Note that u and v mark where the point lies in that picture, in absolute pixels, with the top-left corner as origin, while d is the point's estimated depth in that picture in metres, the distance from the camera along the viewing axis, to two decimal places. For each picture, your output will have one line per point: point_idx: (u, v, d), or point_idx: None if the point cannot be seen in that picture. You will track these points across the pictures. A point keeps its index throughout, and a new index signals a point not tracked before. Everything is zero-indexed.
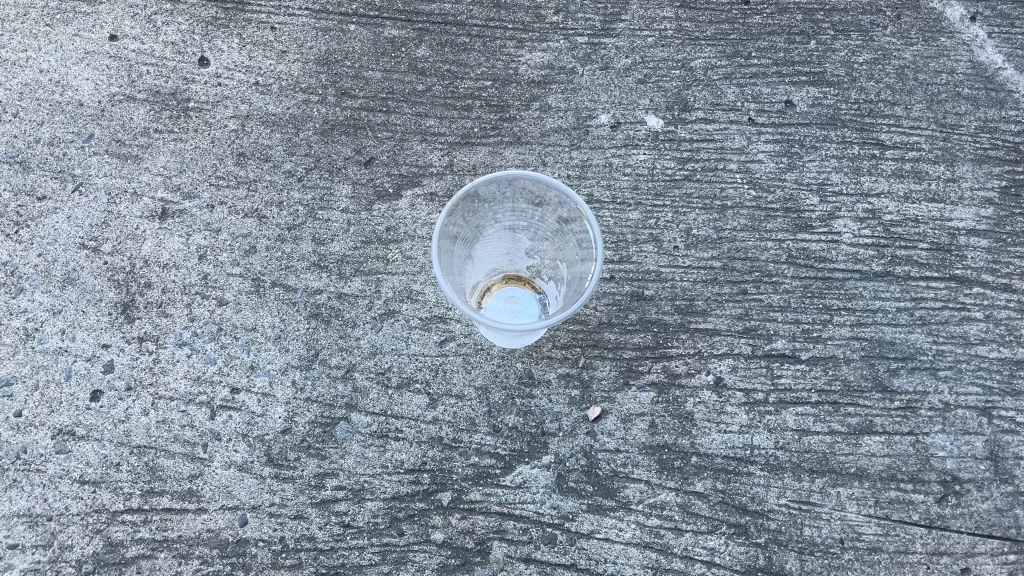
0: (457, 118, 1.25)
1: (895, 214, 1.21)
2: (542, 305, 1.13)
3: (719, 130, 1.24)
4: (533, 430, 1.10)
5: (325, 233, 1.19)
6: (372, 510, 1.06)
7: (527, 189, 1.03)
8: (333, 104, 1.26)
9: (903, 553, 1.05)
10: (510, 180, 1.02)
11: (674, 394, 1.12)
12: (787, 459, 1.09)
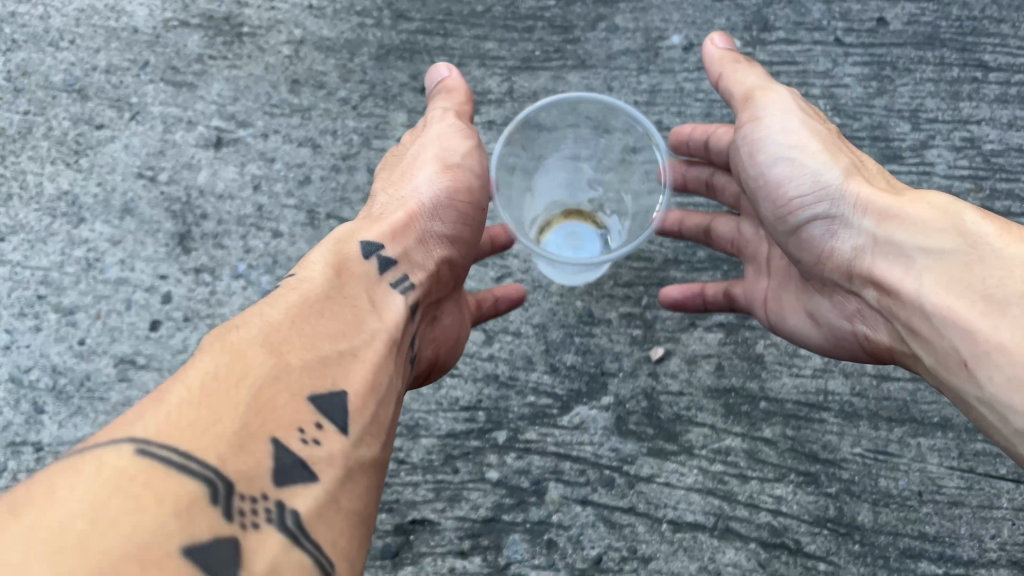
0: (518, 41, 1.18)
1: (997, 143, 1.10)
2: (603, 241, 1.04)
3: (802, 52, 1.14)
4: (592, 370, 1.06)
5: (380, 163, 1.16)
6: (427, 447, 1.04)
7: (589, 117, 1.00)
8: (389, 28, 1.21)
9: (987, 509, 0.98)
10: (573, 106, 0.99)
11: (743, 336, 1.06)
12: (863, 406, 1.02)
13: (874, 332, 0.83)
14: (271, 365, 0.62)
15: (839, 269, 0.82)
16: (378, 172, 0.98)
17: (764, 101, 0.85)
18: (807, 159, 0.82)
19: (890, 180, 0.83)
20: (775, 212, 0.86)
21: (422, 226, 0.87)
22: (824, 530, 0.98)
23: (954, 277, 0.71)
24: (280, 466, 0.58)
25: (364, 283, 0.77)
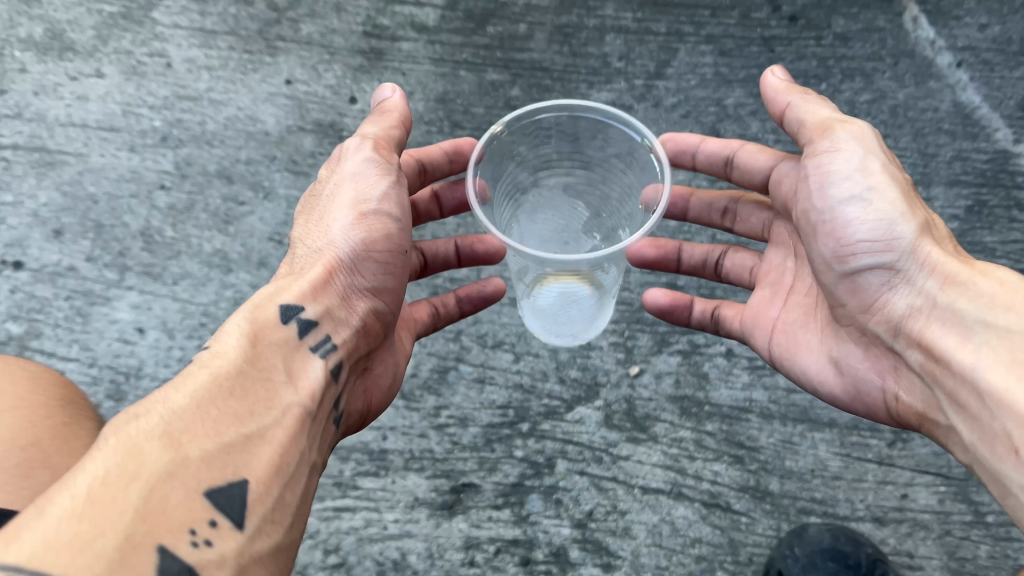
0: None
1: None
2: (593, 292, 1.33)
3: None
4: (589, 381, 1.52)
5: (442, 232, 1.63)
6: (473, 432, 1.50)
7: (562, 161, 1.28)
8: (448, 133, 1.66)
9: (858, 481, 1.42)
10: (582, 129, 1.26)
11: (695, 358, 1.52)
12: (776, 409, 1.47)
13: (913, 384, 1.05)
14: (169, 462, 0.81)
15: (892, 316, 1.03)
16: (302, 212, 1.20)
17: (841, 138, 1.06)
18: (880, 208, 1.02)
19: (954, 248, 1.05)
20: (834, 249, 1.06)
21: (340, 277, 1.10)
22: (745, 493, 1.42)
23: (1012, 354, 0.91)
24: (163, 569, 0.76)
25: (285, 349, 1.01)
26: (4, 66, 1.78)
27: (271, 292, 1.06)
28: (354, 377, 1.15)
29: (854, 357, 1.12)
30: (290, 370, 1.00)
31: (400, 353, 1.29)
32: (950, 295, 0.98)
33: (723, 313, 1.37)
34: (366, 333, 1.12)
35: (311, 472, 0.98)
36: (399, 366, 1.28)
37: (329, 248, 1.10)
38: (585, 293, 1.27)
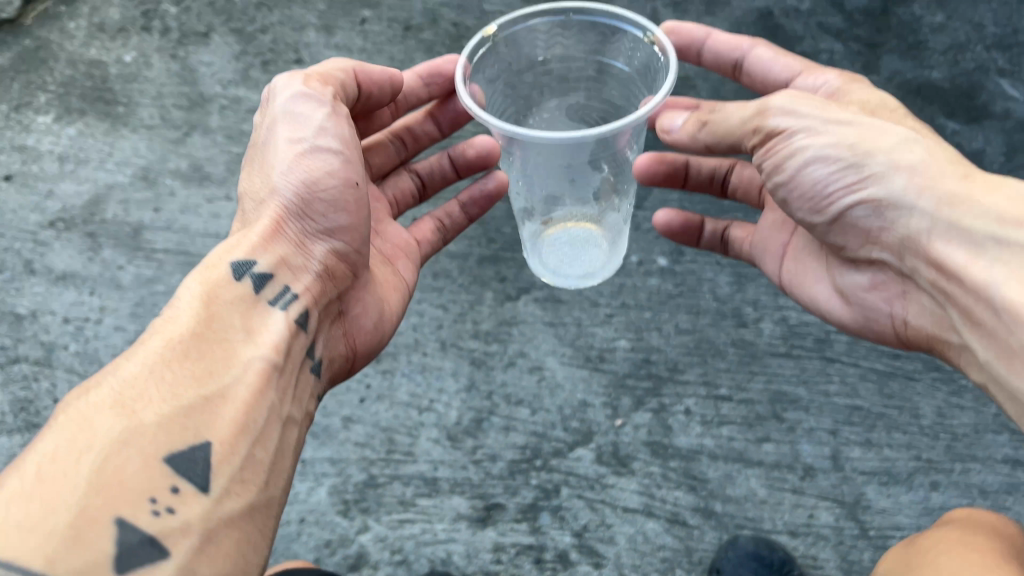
0: None
1: (799, 320, 2.13)
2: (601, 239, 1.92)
3: (698, 266, 2.23)
4: (585, 429, 2.05)
5: (479, 318, 2.23)
6: (501, 466, 2.03)
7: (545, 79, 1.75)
8: (485, 246, 2.34)
9: (779, 504, 1.94)
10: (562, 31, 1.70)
11: (663, 413, 2.06)
12: (721, 452, 2.00)
13: (927, 305, 1.43)
14: (118, 431, 1.07)
15: (903, 240, 1.37)
16: (247, 175, 1.52)
17: (792, 109, 1.39)
18: (848, 161, 1.37)
19: (951, 166, 1.34)
20: (814, 204, 1.44)
21: (292, 224, 1.43)
22: (698, 512, 1.95)
23: (1013, 266, 1.23)
24: (122, 523, 1.02)
25: (240, 305, 1.31)
26: (159, 192, 2.42)
27: (227, 252, 1.38)
28: (331, 322, 1.48)
29: (865, 289, 1.53)
30: (249, 324, 1.30)
31: (390, 286, 1.64)
32: (956, 218, 1.30)
33: (734, 232, 1.88)
34: (331, 266, 1.45)
35: (284, 423, 1.26)
36: (383, 306, 1.60)
37: (275, 207, 1.42)
38: (589, 231, 1.89)
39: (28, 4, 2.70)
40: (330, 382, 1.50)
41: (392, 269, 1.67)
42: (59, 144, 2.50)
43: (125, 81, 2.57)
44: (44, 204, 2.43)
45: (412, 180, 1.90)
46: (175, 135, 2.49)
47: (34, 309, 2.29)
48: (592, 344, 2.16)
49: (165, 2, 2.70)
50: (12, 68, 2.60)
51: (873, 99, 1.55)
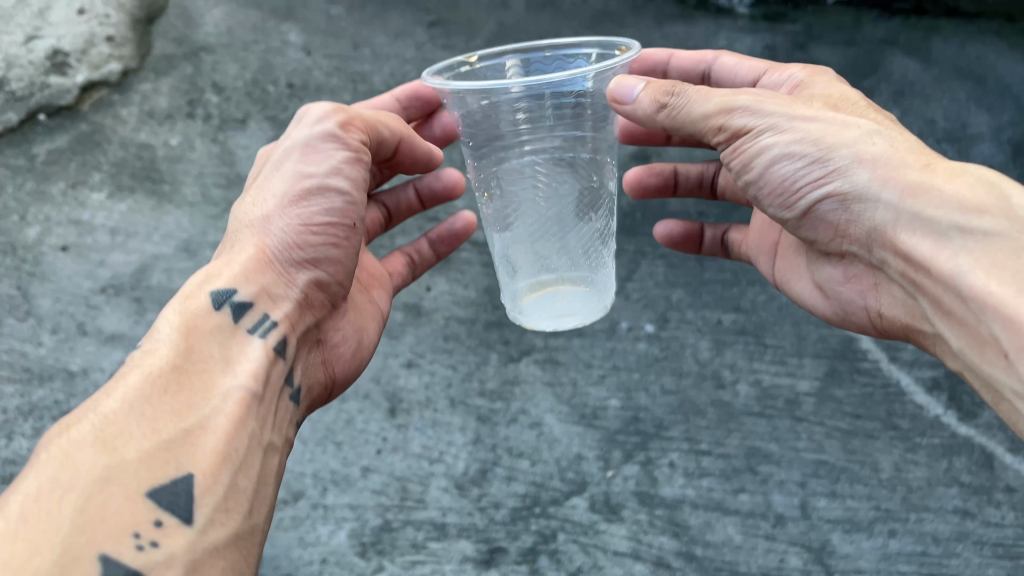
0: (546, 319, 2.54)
1: (771, 381, 2.37)
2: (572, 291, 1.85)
3: (681, 332, 2.47)
4: (580, 480, 2.28)
5: (484, 377, 2.46)
6: (503, 512, 2.25)
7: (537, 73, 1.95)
8: (491, 311, 2.56)
9: (753, 549, 2.16)
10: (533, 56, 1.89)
11: (650, 466, 2.28)
12: (702, 501, 2.23)
13: (898, 293, 1.65)
14: (103, 467, 1.18)
15: (872, 229, 1.56)
16: (251, 198, 1.69)
17: (756, 108, 1.59)
18: (813, 156, 1.56)
19: (911, 156, 1.53)
20: (785, 199, 1.65)
21: (280, 256, 1.60)
22: (681, 555, 2.16)
23: (979, 255, 1.41)
24: (109, 557, 1.12)
25: (220, 333, 1.47)
26: (199, 261, 2.71)
27: (208, 284, 1.53)
28: (310, 349, 1.68)
29: (843, 282, 1.79)
30: (229, 352, 1.46)
31: (369, 315, 1.89)
32: (918, 208, 1.48)
33: (733, 234, 2.24)
34: (309, 295, 1.64)
35: (264, 451, 1.41)
36: (362, 335, 1.83)
37: (265, 243, 1.60)
38: (575, 291, 1.85)
39: (85, 91, 2.97)
40: (307, 408, 1.68)
41: (370, 299, 1.92)
42: (111, 218, 2.80)
43: (171, 162, 2.89)
44: (96, 271, 2.71)
45: (379, 210, 2.14)
46: (214, 211, 2.79)
47: (86, 367, 2.56)
48: (586, 402, 2.39)
49: (206, 90, 2.99)
50: (71, 150, 2.92)
51: (837, 93, 1.76)
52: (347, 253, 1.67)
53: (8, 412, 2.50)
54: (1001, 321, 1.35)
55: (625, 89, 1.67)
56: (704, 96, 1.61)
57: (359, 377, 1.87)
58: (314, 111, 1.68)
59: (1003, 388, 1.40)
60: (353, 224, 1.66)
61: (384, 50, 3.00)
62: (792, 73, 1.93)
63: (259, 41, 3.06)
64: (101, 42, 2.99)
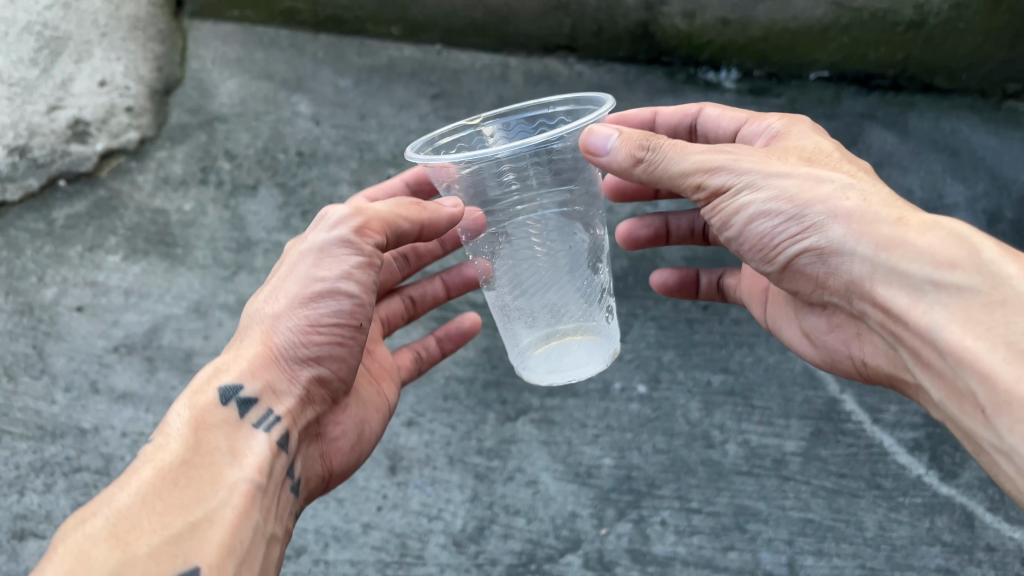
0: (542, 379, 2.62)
1: (759, 442, 2.45)
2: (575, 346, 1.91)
3: (672, 393, 2.55)
4: (574, 537, 2.36)
5: (482, 435, 2.54)
6: (500, 569, 2.34)
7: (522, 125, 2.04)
8: (489, 370, 2.65)
9: None
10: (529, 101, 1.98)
11: (642, 523, 2.36)
12: (692, 558, 2.31)
13: (881, 343, 1.75)
14: (117, 560, 1.28)
15: (850, 281, 1.65)
16: (266, 293, 1.80)
17: (733, 167, 1.70)
18: (789, 214, 1.66)
19: (884, 209, 1.61)
20: (765, 254, 1.75)
21: (286, 355, 1.71)
22: None
23: (957, 311, 1.47)
24: None
25: (226, 427, 1.59)
26: (209, 321, 2.81)
27: (218, 382, 1.65)
28: (310, 443, 1.79)
29: (828, 329, 1.92)
30: (233, 444, 1.57)
31: (374, 407, 1.99)
32: (893, 262, 1.56)
33: (728, 282, 2.37)
34: (310, 390, 1.75)
35: (265, 542, 1.51)
36: (365, 426, 1.94)
37: (273, 339, 1.72)
38: (583, 343, 1.91)
39: (104, 159, 3.14)
40: (305, 498, 1.79)
41: (378, 391, 2.04)
42: (126, 280, 2.92)
43: (184, 226, 3.02)
44: (110, 331, 2.82)
45: (404, 301, 2.33)
46: (224, 273, 2.90)
47: (97, 425, 2.64)
48: (580, 461, 2.47)
49: (219, 157, 3.15)
50: (89, 215, 3.05)
51: (813, 145, 1.86)
52: (350, 354, 1.78)
53: (20, 468, 2.59)
54: (976, 377, 1.42)
55: (598, 140, 1.72)
56: (682, 153, 1.72)
57: (363, 464, 1.98)
58: (334, 213, 1.78)
59: (980, 440, 1.47)
60: (358, 325, 1.76)
61: (389, 120, 3.15)
62: (770, 124, 2.03)
63: (270, 112, 3.23)
64: (120, 112, 3.18)
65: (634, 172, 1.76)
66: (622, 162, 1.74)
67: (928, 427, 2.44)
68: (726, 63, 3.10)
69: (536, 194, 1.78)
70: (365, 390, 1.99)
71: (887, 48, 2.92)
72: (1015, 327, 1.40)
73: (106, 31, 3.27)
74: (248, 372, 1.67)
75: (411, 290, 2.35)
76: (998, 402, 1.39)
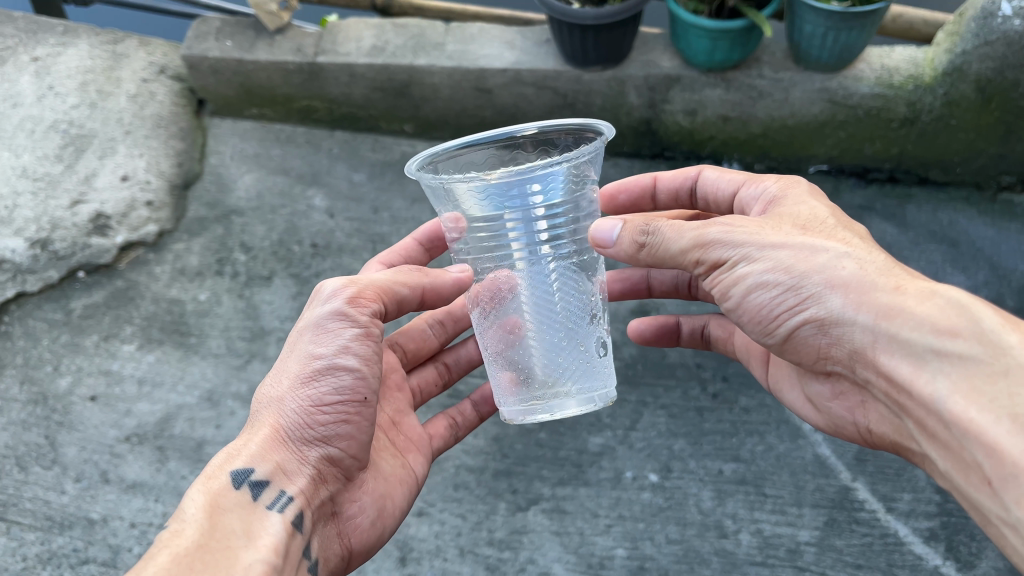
0: (553, 468, 2.62)
1: (771, 530, 2.43)
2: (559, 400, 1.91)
3: (684, 482, 2.55)
4: None
5: (493, 525, 2.52)
6: None
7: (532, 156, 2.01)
8: (499, 459, 2.65)
9: None
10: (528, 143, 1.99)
11: None
12: None
13: (886, 412, 1.77)
14: None
15: (852, 350, 1.69)
16: (271, 377, 1.83)
17: (728, 239, 1.74)
18: (786, 284, 1.70)
19: (881, 278, 1.65)
20: (765, 326, 1.81)
21: (293, 436, 1.74)
22: None
23: (957, 380, 1.49)
24: None
25: (240, 510, 1.60)
26: (221, 410, 2.83)
27: (228, 469, 1.67)
28: (325, 522, 1.80)
29: (831, 397, 1.94)
30: (248, 527, 1.58)
31: (397, 480, 2.00)
32: (893, 330, 1.59)
33: (711, 331, 2.45)
34: (320, 468, 1.77)
35: None
36: (386, 501, 1.94)
37: (276, 419, 1.75)
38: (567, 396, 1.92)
39: (123, 251, 3.21)
40: None
41: (403, 463, 2.06)
42: (139, 369, 2.95)
43: (198, 316, 3.07)
44: (122, 420, 2.83)
45: (437, 369, 2.38)
46: (237, 362, 2.93)
47: (106, 515, 2.62)
48: (593, 552, 2.44)
49: (235, 249, 3.24)
50: (106, 305, 3.11)
51: (806, 211, 1.85)
52: (359, 430, 1.80)
53: (27, 559, 2.55)
54: (983, 448, 1.43)
55: (604, 232, 1.84)
56: (679, 231, 1.79)
57: (386, 542, 1.97)
58: (329, 289, 1.84)
59: (986, 510, 1.48)
60: (364, 398, 1.78)
61: (401, 214, 3.27)
62: (767, 187, 2.00)
63: (286, 206, 3.35)
64: (140, 206, 3.27)
65: (638, 256, 1.85)
66: (626, 248, 1.85)
67: (943, 515, 2.42)
68: (727, 156, 3.23)
69: (537, 241, 1.83)
70: (389, 462, 2.01)
71: (881, 143, 3.03)
72: (1017, 399, 1.41)
73: (130, 129, 3.41)
74: (257, 460, 1.69)
75: (445, 356, 2.42)
76: (1005, 475, 1.40)
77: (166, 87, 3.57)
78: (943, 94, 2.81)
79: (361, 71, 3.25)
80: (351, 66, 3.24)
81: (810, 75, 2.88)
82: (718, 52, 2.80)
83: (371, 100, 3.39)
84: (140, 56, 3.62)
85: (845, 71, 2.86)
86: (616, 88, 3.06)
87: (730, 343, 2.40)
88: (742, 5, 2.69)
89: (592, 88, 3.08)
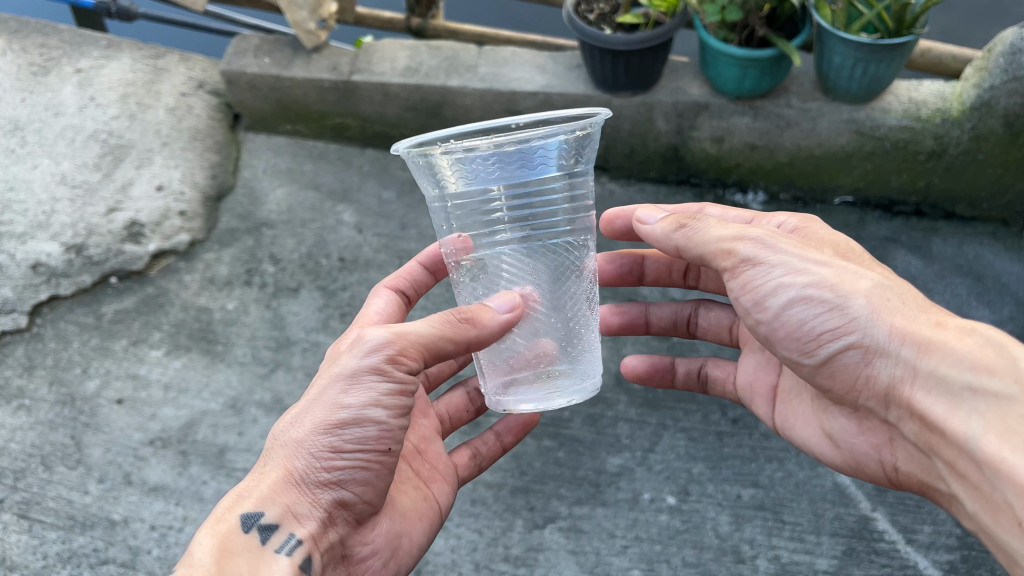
0: (572, 485, 2.62)
1: (789, 558, 2.42)
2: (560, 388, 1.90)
3: (702, 506, 2.54)
4: None
5: (509, 541, 2.51)
6: None
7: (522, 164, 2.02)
8: (518, 476, 2.65)
9: None
10: None
11: None
12: None
13: (914, 452, 1.77)
14: None
15: (887, 384, 1.69)
16: (289, 417, 1.73)
17: (769, 248, 1.77)
18: (831, 303, 1.71)
19: (922, 314, 1.67)
20: (804, 347, 1.79)
21: (307, 479, 1.66)
22: None
23: (990, 418, 1.49)
24: None
25: (247, 554, 1.57)
26: (243, 418, 2.85)
27: (237, 510, 1.62)
28: (336, 565, 1.74)
29: (856, 433, 1.92)
30: (254, 572, 1.57)
31: (416, 515, 1.97)
32: (933, 366, 1.60)
33: (711, 371, 2.45)
34: (333, 512, 1.70)
35: None
36: (402, 539, 1.91)
37: (291, 462, 1.66)
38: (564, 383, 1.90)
39: (155, 259, 3.28)
40: None
41: (425, 495, 2.04)
42: (166, 374, 3.00)
43: (226, 324, 3.12)
44: (146, 424, 2.87)
45: (466, 394, 2.40)
46: (262, 371, 2.97)
47: (127, 516, 2.64)
48: (608, 572, 2.43)
49: (264, 261, 3.30)
50: (136, 310, 3.17)
51: (842, 243, 1.89)
52: (376, 473, 1.73)
53: (47, 557, 2.56)
54: (1015, 489, 1.42)
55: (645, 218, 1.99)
56: (722, 225, 1.83)
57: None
58: (372, 340, 1.72)
59: (1016, 554, 1.47)
60: (387, 449, 1.72)
61: (429, 231, 3.34)
62: (782, 221, 2.04)
63: (316, 220, 3.42)
64: (173, 215, 3.35)
65: (673, 236, 1.90)
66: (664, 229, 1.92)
67: (963, 549, 2.40)
68: (753, 185, 3.24)
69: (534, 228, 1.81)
70: (409, 497, 1.99)
71: (909, 175, 3.05)
72: None
73: (168, 141, 3.50)
74: (267, 504, 1.63)
75: (475, 381, 2.44)
76: None
77: (204, 102, 3.66)
78: (970, 128, 2.84)
79: (395, 90, 3.32)
80: (385, 85, 3.31)
81: (839, 106, 2.91)
82: (747, 80, 2.85)
83: (403, 118, 3.46)
84: (180, 71, 3.72)
85: (873, 103, 2.90)
86: (645, 114, 3.11)
87: (728, 382, 2.41)
88: (772, 34, 2.73)
89: (620, 113, 3.13)
